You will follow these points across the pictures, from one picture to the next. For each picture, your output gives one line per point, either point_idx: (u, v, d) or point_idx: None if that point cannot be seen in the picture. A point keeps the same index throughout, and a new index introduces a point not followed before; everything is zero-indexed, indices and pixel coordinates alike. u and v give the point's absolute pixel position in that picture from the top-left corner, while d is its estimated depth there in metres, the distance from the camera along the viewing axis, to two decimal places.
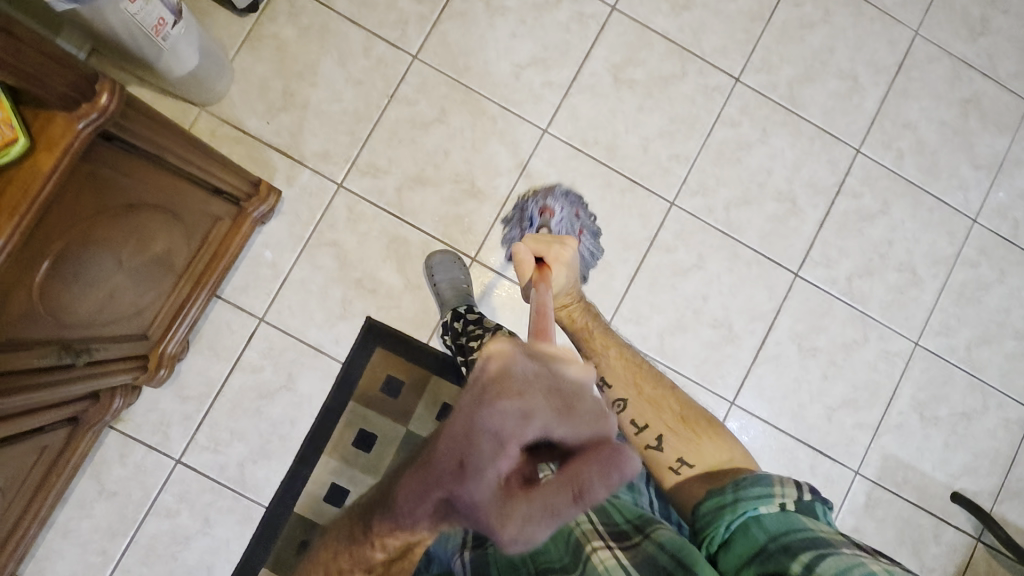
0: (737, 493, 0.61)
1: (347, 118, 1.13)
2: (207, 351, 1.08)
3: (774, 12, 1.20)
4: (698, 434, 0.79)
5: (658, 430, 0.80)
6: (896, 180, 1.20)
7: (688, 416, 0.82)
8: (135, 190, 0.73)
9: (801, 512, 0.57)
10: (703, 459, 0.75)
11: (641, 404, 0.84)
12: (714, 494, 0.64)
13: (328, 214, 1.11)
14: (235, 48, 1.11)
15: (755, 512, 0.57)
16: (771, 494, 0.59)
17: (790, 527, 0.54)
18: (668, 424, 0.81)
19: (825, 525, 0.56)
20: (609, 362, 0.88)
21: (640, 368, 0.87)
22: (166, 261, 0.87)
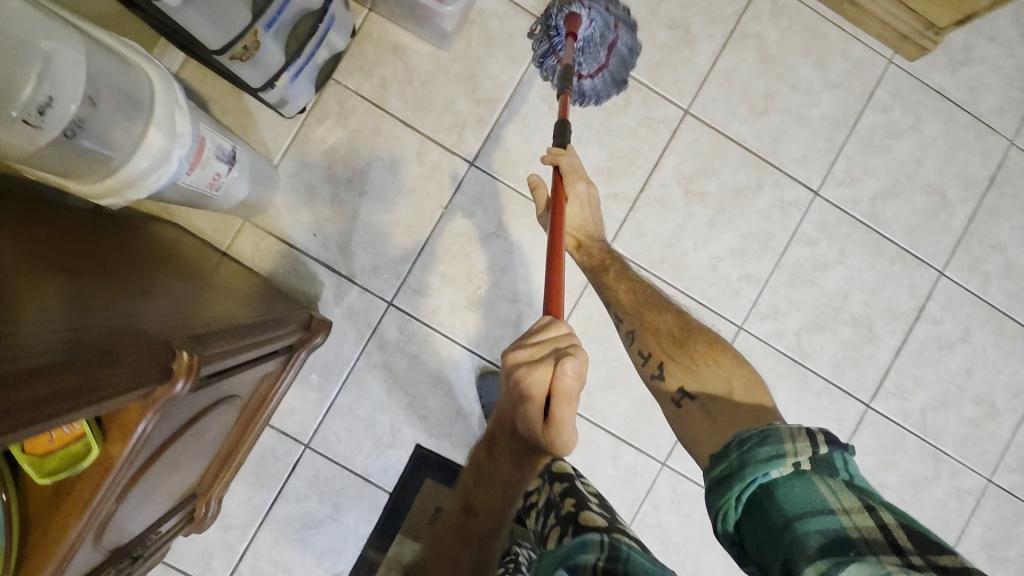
0: (742, 456, 0.49)
1: (398, 230, 1.05)
2: (249, 479, 1.04)
3: (861, 118, 1.12)
4: (701, 355, 0.69)
5: (660, 359, 0.72)
6: (980, 305, 1.16)
7: (686, 335, 0.72)
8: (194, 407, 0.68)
9: (816, 474, 0.47)
10: (704, 386, 0.66)
11: (645, 334, 0.75)
12: (719, 455, 0.52)
13: (377, 336, 1.05)
14: (278, 154, 1.03)
15: (765, 479, 0.47)
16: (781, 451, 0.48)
17: (810, 509, 0.44)
18: (665, 348, 0.72)
19: (845, 488, 0.46)
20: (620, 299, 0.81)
21: (648, 299, 0.80)
22: (218, 430, 0.82)
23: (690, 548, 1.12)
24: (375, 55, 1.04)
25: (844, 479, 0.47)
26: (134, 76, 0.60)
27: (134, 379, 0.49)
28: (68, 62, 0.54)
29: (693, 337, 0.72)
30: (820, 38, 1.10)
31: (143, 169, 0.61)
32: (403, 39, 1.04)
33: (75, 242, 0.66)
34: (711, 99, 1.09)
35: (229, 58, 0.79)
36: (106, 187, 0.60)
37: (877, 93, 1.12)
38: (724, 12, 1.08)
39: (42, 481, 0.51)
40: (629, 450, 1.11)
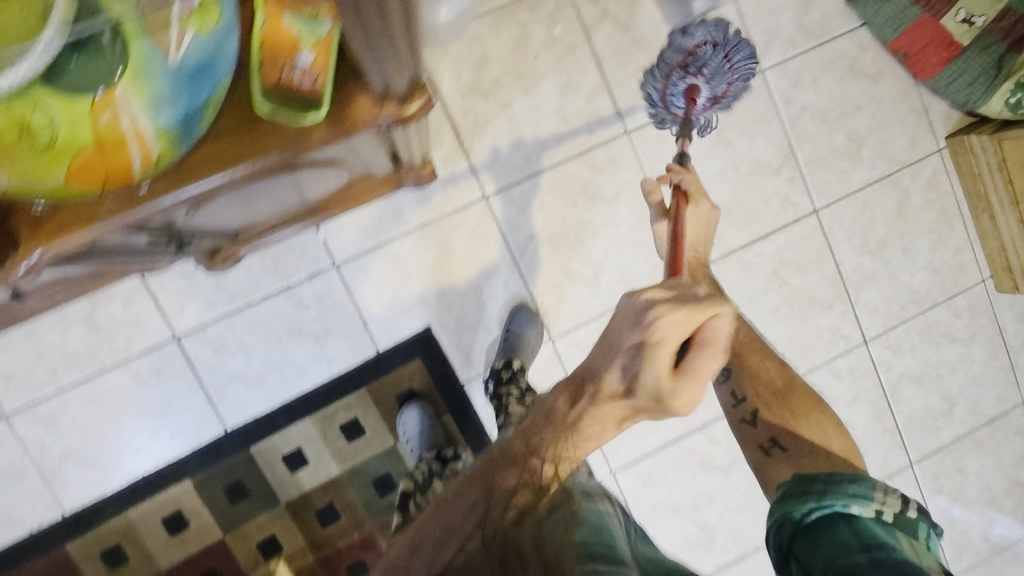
0: (828, 486, 0.62)
1: (533, 142, 1.07)
2: (267, 259, 1.00)
3: (934, 308, 1.21)
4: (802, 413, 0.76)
5: (755, 405, 0.78)
6: (921, 508, 1.26)
7: (789, 389, 0.78)
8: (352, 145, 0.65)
9: (896, 525, 0.59)
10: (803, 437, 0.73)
11: (743, 373, 0.80)
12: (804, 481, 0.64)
13: (457, 214, 1.05)
14: (482, 9, 1.03)
15: (844, 508, 0.60)
16: (868, 496, 0.61)
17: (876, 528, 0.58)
18: (762, 397, 0.79)
19: (922, 548, 0.58)
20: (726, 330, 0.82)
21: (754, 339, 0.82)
22: (306, 190, 0.79)
23: None
24: None
25: (918, 539, 0.60)
26: None
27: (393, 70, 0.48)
28: None
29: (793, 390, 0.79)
30: (946, 226, 1.20)
31: None
32: None
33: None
34: (839, 214, 1.16)
35: None
36: None
37: (959, 297, 1.22)
38: (894, 155, 1.17)
39: (259, 112, 0.49)
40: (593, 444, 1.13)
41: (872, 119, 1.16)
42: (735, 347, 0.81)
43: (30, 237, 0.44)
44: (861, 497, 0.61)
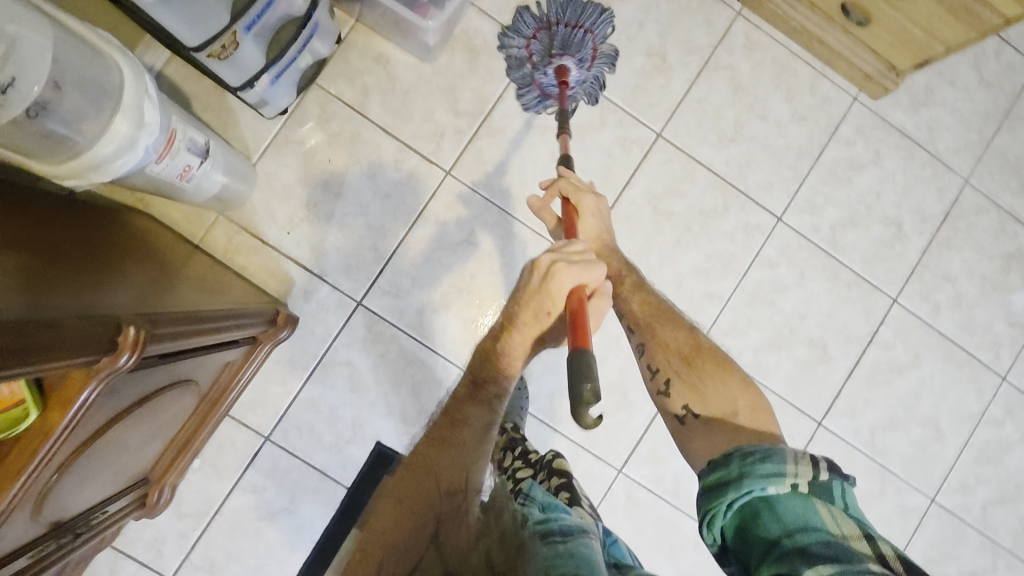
0: (743, 467, 0.62)
1: (372, 232, 1.08)
2: (208, 469, 1.04)
3: (824, 150, 1.17)
4: (705, 375, 0.77)
5: (667, 374, 0.80)
6: (931, 333, 1.19)
7: (696, 354, 0.80)
8: (151, 377, 0.66)
9: (812, 494, 0.58)
10: (710, 407, 0.74)
11: (654, 347, 0.83)
12: (721, 463, 0.64)
13: (345, 333, 1.07)
14: (259, 151, 1.06)
15: (764, 494, 0.58)
16: (782, 474, 0.59)
17: (795, 508, 0.56)
18: (675, 367, 0.80)
19: (845, 517, 0.56)
20: (630, 307, 0.87)
21: (660, 313, 0.85)
22: (171, 419, 0.81)
23: (643, 555, 1.12)
24: (359, 63, 1.07)
25: (841, 506, 0.57)
26: (103, 64, 0.61)
27: (82, 346, 0.50)
28: (34, 47, 0.57)
29: (702, 355, 0.80)
30: (788, 73, 1.16)
31: (107, 153, 0.61)
32: (387, 49, 1.08)
33: (39, 239, 0.67)
34: (681, 124, 1.14)
35: (206, 55, 0.79)
36: (70, 169, 0.61)
37: (841, 127, 1.17)
38: (699, 42, 1.14)
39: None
40: (587, 456, 1.11)
41: (659, 25, 1.13)
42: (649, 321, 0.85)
43: None
44: (773, 476, 0.59)
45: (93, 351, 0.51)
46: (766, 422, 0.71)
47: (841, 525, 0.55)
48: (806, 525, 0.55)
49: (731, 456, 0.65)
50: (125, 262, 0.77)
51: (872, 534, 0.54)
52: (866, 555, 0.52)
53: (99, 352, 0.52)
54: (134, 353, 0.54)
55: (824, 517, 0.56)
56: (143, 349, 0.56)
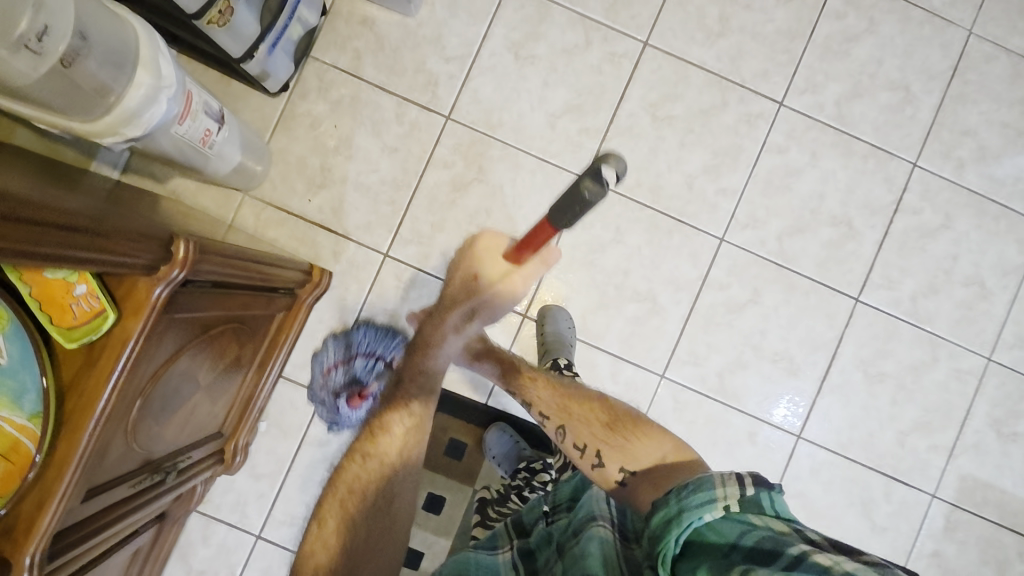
0: (680, 503, 0.55)
1: (386, 187, 1.13)
2: (275, 430, 1.12)
3: (816, 27, 1.16)
4: (620, 432, 0.80)
5: (595, 446, 0.79)
6: (959, 191, 1.16)
7: (613, 422, 0.83)
8: (208, 309, 0.73)
9: (745, 510, 0.54)
10: (640, 461, 0.74)
11: (575, 426, 0.84)
12: (659, 504, 0.58)
13: (377, 285, 1.13)
14: (270, 129, 1.13)
15: (701, 523, 0.53)
16: (714, 498, 0.54)
17: (736, 527, 0.52)
18: (598, 438, 0.80)
19: (776, 521, 0.53)
20: (541, 400, 0.92)
21: (567, 397, 0.91)
22: (234, 367, 0.89)
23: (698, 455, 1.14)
24: (346, 30, 1.13)
25: (772, 514, 0.54)
26: (115, 20, 0.65)
27: (139, 252, 0.56)
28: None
29: (621, 422, 0.83)
30: None
31: (135, 104, 0.67)
32: (371, 12, 1.13)
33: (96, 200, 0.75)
34: (666, 29, 1.15)
35: (205, 21, 0.84)
36: (103, 124, 0.67)
37: (829, 1, 1.16)
38: None
39: (69, 344, 0.55)
40: (627, 366, 1.14)
41: None
42: (560, 408, 0.89)
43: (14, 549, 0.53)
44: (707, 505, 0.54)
45: (144, 255, 0.57)
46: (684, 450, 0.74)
47: (772, 524, 0.53)
48: (748, 535, 0.51)
49: (668, 496, 0.58)
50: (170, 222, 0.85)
51: (802, 529, 0.52)
52: (802, 544, 0.50)
53: (153, 261, 0.59)
54: (183, 266, 0.61)
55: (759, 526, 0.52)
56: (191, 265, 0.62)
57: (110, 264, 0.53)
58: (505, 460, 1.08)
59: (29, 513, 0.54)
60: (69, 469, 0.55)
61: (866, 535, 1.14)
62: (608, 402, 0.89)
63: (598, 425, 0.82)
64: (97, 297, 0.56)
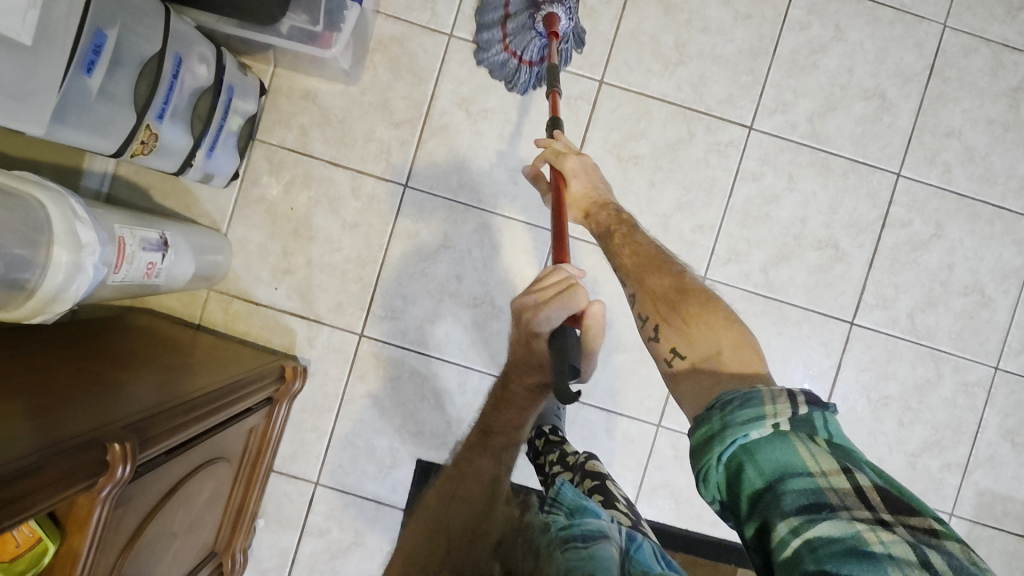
0: (724, 419, 0.50)
1: (352, 265, 1.10)
2: (273, 525, 1.10)
3: (779, 43, 1.09)
4: (694, 315, 0.69)
5: (655, 319, 0.72)
6: (947, 196, 1.10)
7: (680, 298, 0.71)
8: (168, 470, 0.70)
9: (794, 436, 0.48)
10: (694, 349, 0.66)
11: (641, 296, 0.75)
12: (699, 419, 0.52)
13: (356, 367, 1.10)
14: (226, 221, 1.09)
15: (745, 442, 0.48)
16: (763, 416, 0.49)
17: (784, 461, 0.47)
18: (661, 313, 0.72)
19: (826, 455, 0.47)
20: (618, 260, 0.82)
21: (649, 258, 0.79)
22: (214, 495, 0.86)
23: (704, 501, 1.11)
24: (290, 106, 1.08)
25: (824, 439, 0.48)
26: (22, 203, 0.63)
27: (76, 473, 0.53)
28: None
29: (690, 300, 0.71)
30: None
31: (58, 281, 0.63)
32: (313, 84, 1.08)
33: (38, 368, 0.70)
34: (622, 64, 1.09)
35: (131, 153, 0.85)
36: (32, 308, 0.63)
37: (790, 12, 1.09)
38: None
39: None
40: (621, 419, 1.10)
41: None
42: (636, 270, 0.78)
43: None
44: (755, 422, 0.49)
45: (82, 482, 0.53)
46: (752, 360, 0.61)
47: (822, 462, 0.46)
48: (790, 475, 0.46)
49: (711, 408, 0.53)
50: (130, 361, 0.81)
51: (852, 468, 0.46)
52: (852, 506, 0.44)
53: (94, 469, 0.55)
54: (125, 461, 0.57)
55: (805, 461, 0.47)
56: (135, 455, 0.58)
57: (47, 502, 0.49)
58: None
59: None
60: None
61: None
62: (693, 282, 0.75)
63: (672, 291, 0.73)
64: (33, 521, 0.54)
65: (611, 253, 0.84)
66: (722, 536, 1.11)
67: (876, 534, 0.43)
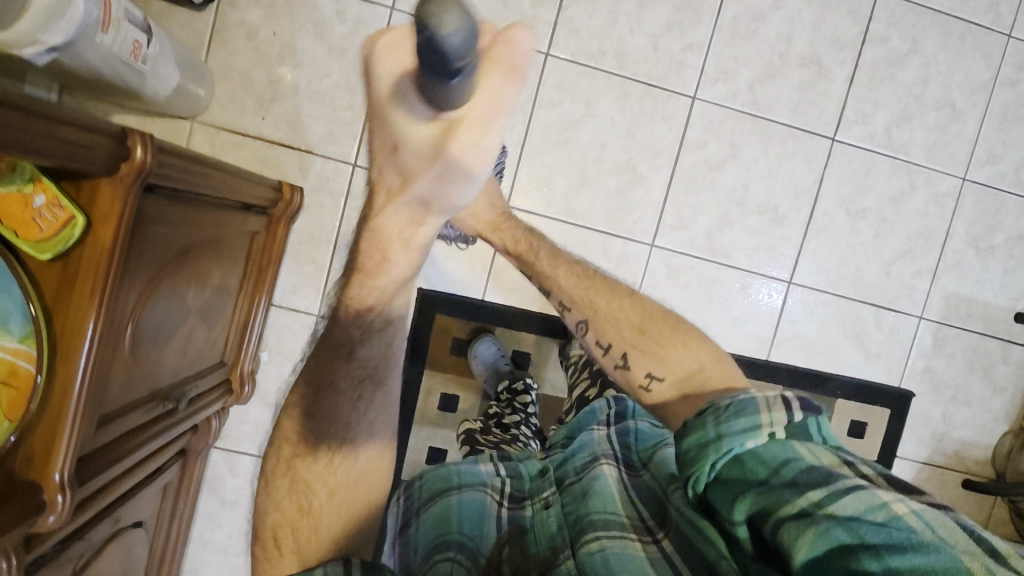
0: (720, 426, 0.50)
1: (342, 92, 1.07)
2: (278, 358, 1.10)
3: None
4: (666, 342, 0.77)
5: (621, 348, 0.79)
6: (924, 13, 1.14)
7: (646, 323, 0.80)
8: (183, 223, 0.69)
9: (791, 439, 0.49)
10: (672, 367, 0.74)
11: (602, 322, 0.82)
12: (693, 426, 0.53)
13: (352, 197, 1.09)
14: (204, 47, 1.04)
15: (744, 451, 0.48)
16: (759, 424, 0.50)
17: (786, 461, 0.46)
18: (628, 339, 0.79)
19: (824, 450, 0.48)
20: (563, 287, 0.88)
21: (591, 280, 0.87)
22: (223, 290, 0.85)
23: (696, 316, 1.16)
24: None
25: (821, 442, 0.50)
26: None
27: (96, 149, 0.51)
28: None
29: (654, 323, 0.80)
30: None
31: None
32: None
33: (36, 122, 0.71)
34: None
35: None
36: (20, 26, 0.64)
37: None
38: None
39: (43, 259, 0.54)
40: (617, 240, 1.14)
41: None
42: (581, 297, 0.85)
43: (43, 463, 0.55)
44: (751, 431, 0.49)
45: (107, 152, 0.52)
46: (730, 373, 0.72)
47: (821, 456, 0.47)
48: (790, 463, 0.46)
49: (704, 415, 0.53)
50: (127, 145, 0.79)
51: (856, 461, 0.46)
52: (856, 478, 0.44)
53: (111, 156, 0.53)
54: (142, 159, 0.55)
55: (804, 453, 0.47)
56: (156, 162, 0.57)
57: (65, 155, 0.48)
58: (489, 372, 1.12)
59: (42, 439, 0.55)
60: (74, 387, 0.55)
61: (862, 363, 1.20)
62: (643, 302, 0.83)
63: (635, 317, 0.81)
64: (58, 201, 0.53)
65: (546, 280, 0.91)
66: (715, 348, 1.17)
67: (903, 504, 0.41)
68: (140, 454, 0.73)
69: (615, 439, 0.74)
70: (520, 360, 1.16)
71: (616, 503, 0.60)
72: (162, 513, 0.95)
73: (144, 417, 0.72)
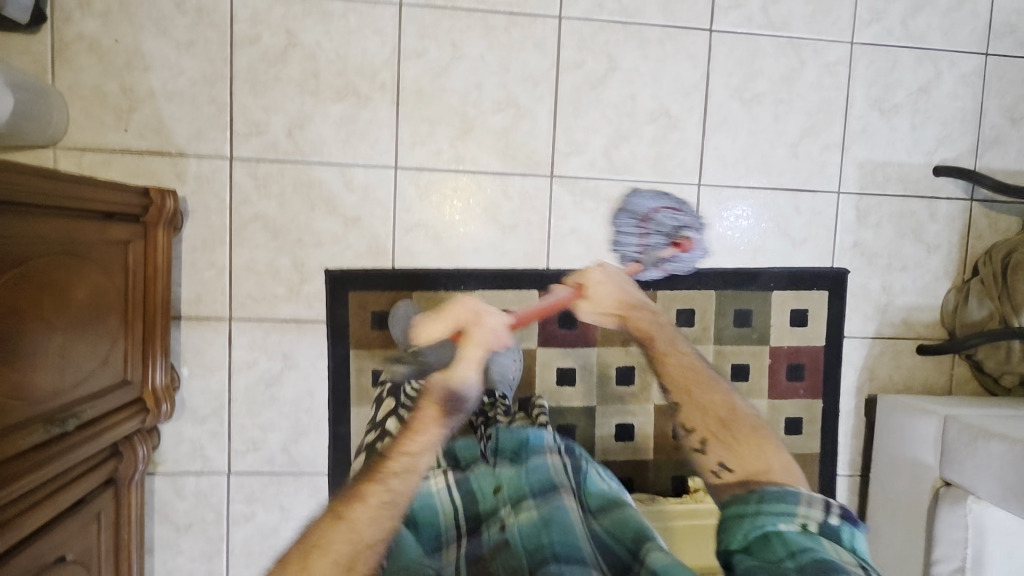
0: (755, 509, 0.79)
1: (200, 87, 1.04)
2: (198, 371, 1.08)
3: None
4: (740, 438, 1.13)
5: (707, 435, 1.14)
6: None
7: (730, 419, 1.15)
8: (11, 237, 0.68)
9: (819, 532, 0.72)
10: (741, 462, 1.10)
11: (693, 411, 1.15)
12: (738, 506, 0.83)
13: (235, 192, 1.06)
14: (48, 69, 1.01)
15: (774, 527, 0.75)
16: (795, 515, 0.75)
17: (795, 538, 0.71)
18: (709, 428, 1.14)
19: (846, 551, 0.69)
20: (690, 412, 1.15)
21: (700, 375, 1.16)
22: (99, 305, 0.84)
23: (613, 239, 1.14)
24: None
25: (848, 545, 0.70)
26: None
27: None
28: None
29: (735, 421, 1.15)
30: None
31: None
32: None
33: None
34: None
35: None
36: None
37: None
38: None
39: None
40: (516, 179, 1.11)
41: None
42: (687, 391, 1.15)
43: None
44: (785, 514, 0.76)
45: None
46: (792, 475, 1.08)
47: (843, 554, 0.68)
48: (809, 552, 0.67)
49: (752, 498, 0.85)
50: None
51: (866, 560, 0.68)
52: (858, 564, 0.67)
53: None
54: None
55: (826, 546, 0.69)
56: None
57: None
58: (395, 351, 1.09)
59: None
60: None
61: (789, 251, 1.18)
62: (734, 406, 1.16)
63: (719, 412, 1.15)
64: None
65: (669, 361, 1.16)
66: (638, 267, 1.14)
67: (852, 558, 0.67)
68: (32, 479, 0.72)
69: (570, 472, 1.01)
70: (445, 321, 1.11)
71: (582, 545, 0.86)
72: (101, 548, 0.93)
73: (23, 443, 0.71)
